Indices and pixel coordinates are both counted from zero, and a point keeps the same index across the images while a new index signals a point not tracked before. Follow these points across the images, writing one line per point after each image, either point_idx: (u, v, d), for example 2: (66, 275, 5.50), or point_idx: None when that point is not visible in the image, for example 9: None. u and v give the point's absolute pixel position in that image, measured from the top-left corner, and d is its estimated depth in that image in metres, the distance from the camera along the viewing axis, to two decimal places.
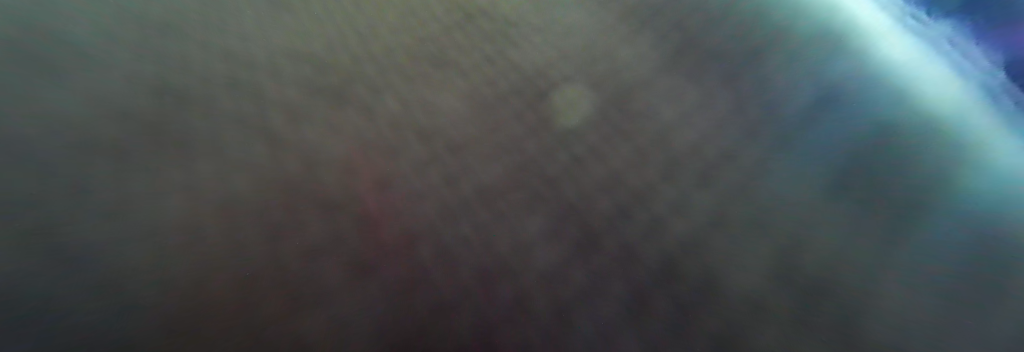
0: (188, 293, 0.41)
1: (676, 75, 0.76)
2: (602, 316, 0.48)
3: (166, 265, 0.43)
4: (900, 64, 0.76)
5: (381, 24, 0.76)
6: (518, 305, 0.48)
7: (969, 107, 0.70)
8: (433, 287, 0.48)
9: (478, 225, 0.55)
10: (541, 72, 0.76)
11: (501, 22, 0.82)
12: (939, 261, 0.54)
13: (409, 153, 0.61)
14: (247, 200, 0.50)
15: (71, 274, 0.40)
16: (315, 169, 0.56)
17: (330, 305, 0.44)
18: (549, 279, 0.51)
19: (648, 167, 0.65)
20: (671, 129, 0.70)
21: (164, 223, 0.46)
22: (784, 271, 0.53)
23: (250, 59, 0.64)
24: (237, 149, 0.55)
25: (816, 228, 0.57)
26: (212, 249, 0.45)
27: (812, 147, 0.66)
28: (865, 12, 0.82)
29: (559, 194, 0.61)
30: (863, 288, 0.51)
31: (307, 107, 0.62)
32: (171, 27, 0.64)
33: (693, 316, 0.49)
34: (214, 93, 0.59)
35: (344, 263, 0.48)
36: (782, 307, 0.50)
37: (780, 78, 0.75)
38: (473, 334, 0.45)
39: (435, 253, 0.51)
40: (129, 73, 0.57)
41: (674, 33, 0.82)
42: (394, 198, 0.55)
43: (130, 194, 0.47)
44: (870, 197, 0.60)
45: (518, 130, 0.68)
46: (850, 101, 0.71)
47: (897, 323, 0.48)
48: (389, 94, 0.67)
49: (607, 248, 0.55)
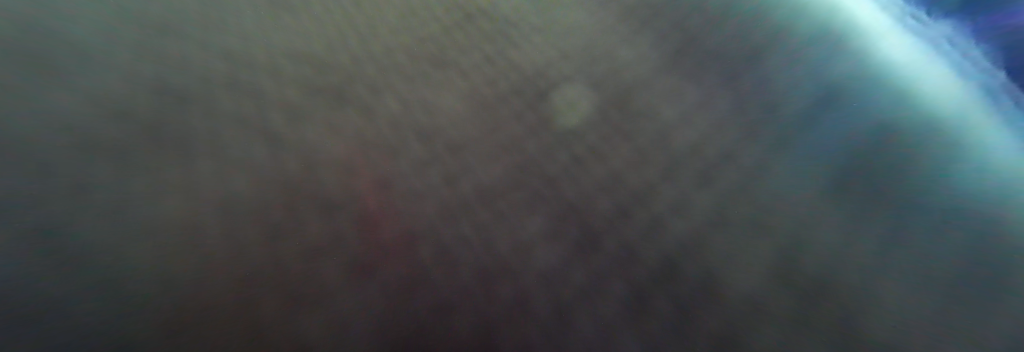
0: (188, 293, 0.42)
1: (676, 75, 0.77)
2: (602, 316, 0.49)
3: (166, 266, 0.43)
4: (899, 64, 0.76)
5: (380, 24, 0.76)
6: (518, 306, 0.48)
7: (969, 107, 0.70)
8: (433, 288, 0.48)
9: (479, 225, 0.56)
10: (541, 72, 0.76)
11: (501, 22, 0.82)
12: (937, 261, 0.54)
13: (409, 153, 0.61)
14: (247, 200, 0.51)
15: (70, 274, 0.40)
16: (316, 169, 0.56)
17: (330, 306, 0.45)
18: (550, 280, 0.52)
19: (647, 167, 0.66)
20: (670, 129, 0.70)
21: (164, 224, 0.46)
22: (783, 271, 0.54)
23: (250, 59, 0.64)
24: (238, 150, 0.55)
25: (816, 228, 0.58)
26: (213, 249, 0.46)
27: (812, 147, 0.66)
28: (865, 12, 0.82)
29: (559, 194, 0.61)
30: (862, 288, 0.52)
31: (308, 108, 0.62)
32: (171, 28, 0.64)
33: (692, 316, 0.49)
34: (215, 94, 0.59)
35: (344, 264, 0.48)
36: (781, 307, 0.50)
37: (779, 78, 0.75)
38: (473, 334, 0.45)
39: (434, 253, 0.52)
40: (128, 73, 0.57)
41: (674, 33, 0.82)
42: (394, 198, 0.56)
43: (130, 194, 0.47)
44: (868, 198, 0.60)
45: (518, 131, 0.68)
46: (849, 102, 0.71)
47: (894, 323, 0.49)
48: (390, 94, 0.67)
49: (607, 248, 0.56)
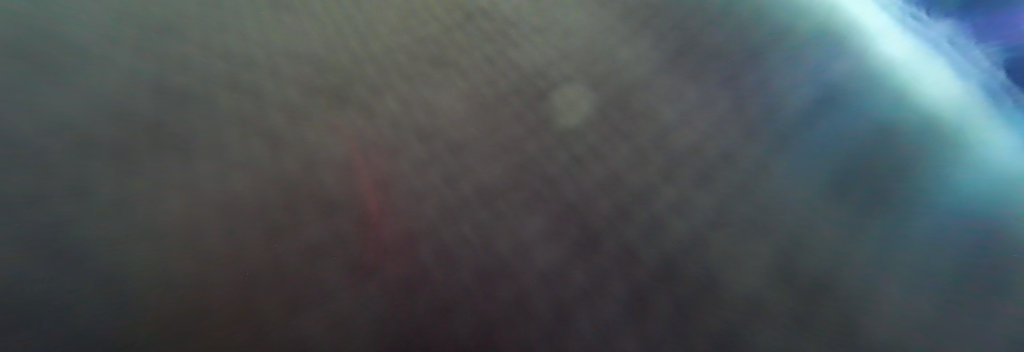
0: (190, 294, 0.42)
1: (676, 75, 0.77)
2: (602, 317, 0.49)
3: (168, 266, 0.43)
4: (898, 64, 0.76)
5: (381, 24, 0.76)
6: (519, 305, 0.49)
7: (968, 108, 0.70)
8: (433, 287, 0.48)
9: (479, 225, 0.56)
10: (540, 72, 0.76)
11: (501, 22, 0.82)
12: (937, 262, 0.54)
13: (409, 154, 0.62)
14: (247, 200, 0.51)
15: (73, 276, 0.40)
16: (316, 169, 0.56)
17: (331, 306, 0.45)
18: (549, 280, 0.52)
19: (647, 167, 0.66)
20: (670, 129, 0.70)
21: (165, 225, 0.46)
22: (784, 272, 0.54)
23: (251, 60, 0.65)
24: (238, 150, 0.55)
25: (815, 228, 0.58)
26: (213, 249, 0.46)
27: (811, 148, 0.66)
28: (864, 13, 0.82)
29: (559, 194, 0.61)
30: (862, 288, 0.52)
31: (309, 108, 0.62)
32: (171, 28, 0.64)
33: (692, 316, 0.49)
34: (216, 94, 0.59)
35: (344, 264, 0.49)
36: (782, 307, 0.50)
37: (779, 78, 0.75)
38: (473, 334, 0.46)
39: (434, 253, 0.52)
40: (129, 73, 0.57)
41: (674, 33, 0.82)
42: (394, 198, 0.56)
43: (131, 195, 0.47)
44: (868, 198, 0.60)
45: (518, 130, 0.68)
46: (848, 102, 0.71)
47: (895, 324, 0.49)
48: (389, 94, 0.67)
49: (606, 249, 0.56)
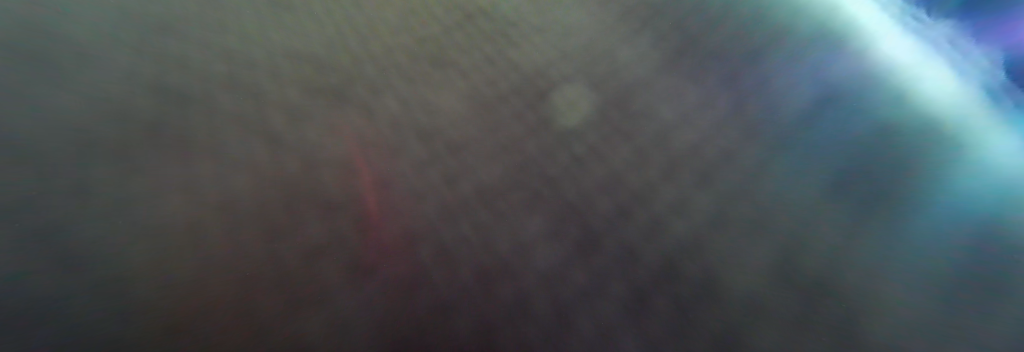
0: (186, 293, 0.42)
1: (675, 76, 0.77)
2: (602, 317, 0.49)
3: (169, 266, 0.43)
4: (898, 64, 0.76)
5: (380, 24, 0.76)
6: (519, 305, 0.49)
7: (968, 107, 0.70)
8: (432, 288, 0.48)
9: (479, 226, 0.56)
10: (540, 73, 0.76)
11: (501, 22, 0.82)
12: (937, 262, 0.54)
13: (408, 153, 0.62)
14: (246, 200, 0.51)
15: (70, 274, 0.40)
16: (315, 169, 0.56)
17: (331, 305, 0.45)
18: (549, 280, 0.52)
19: (647, 168, 0.66)
20: (670, 129, 0.70)
21: (165, 225, 0.46)
22: (784, 272, 0.54)
23: (251, 59, 0.65)
24: (238, 150, 0.55)
25: (815, 229, 0.58)
26: (214, 250, 0.46)
27: (811, 149, 0.66)
28: (863, 15, 0.83)
29: (558, 194, 0.61)
30: (862, 288, 0.52)
31: (308, 107, 0.62)
32: (171, 28, 0.63)
33: (693, 316, 0.49)
34: (216, 93, 0.60)
35: (344, 264, 0.48)
36: (784, 308, 0.50)
37: (778, 78, 0.75)
38: (473, 334, 0.45)
39: (434, 253, 0.52)
40: (128, 72, 0.57)
41: (673, 33, 0.82)
42: (394, 197, 0.56)
43: (130, 193, 0.47)
44: (868, 199, 0.60)
45: (518, 130, 0.68)
46: (848, 102, 0.71)
47: (897, 324, 0.48)
48: (389, 94, 0.67)
49: (606, 248, 0.56)
